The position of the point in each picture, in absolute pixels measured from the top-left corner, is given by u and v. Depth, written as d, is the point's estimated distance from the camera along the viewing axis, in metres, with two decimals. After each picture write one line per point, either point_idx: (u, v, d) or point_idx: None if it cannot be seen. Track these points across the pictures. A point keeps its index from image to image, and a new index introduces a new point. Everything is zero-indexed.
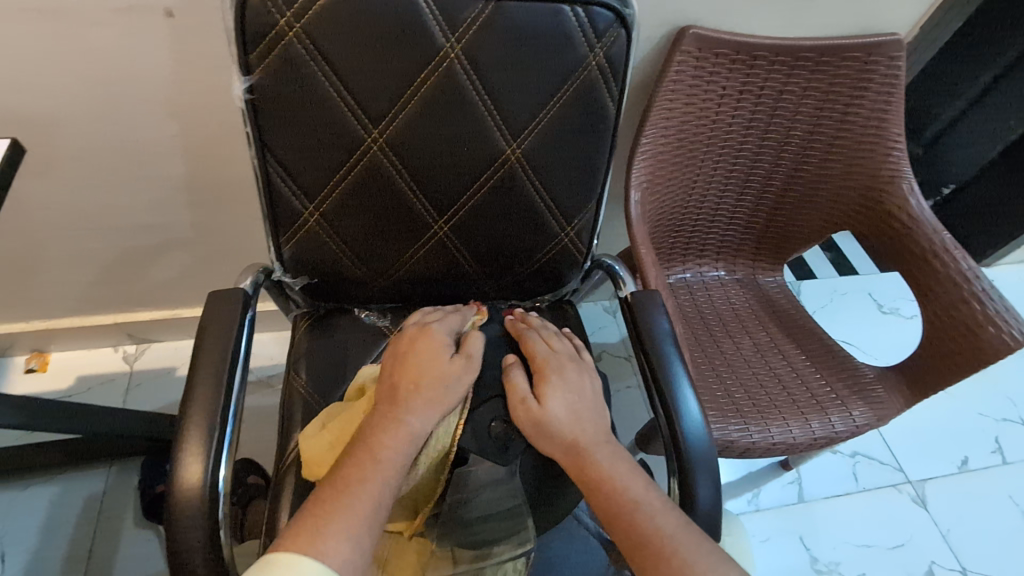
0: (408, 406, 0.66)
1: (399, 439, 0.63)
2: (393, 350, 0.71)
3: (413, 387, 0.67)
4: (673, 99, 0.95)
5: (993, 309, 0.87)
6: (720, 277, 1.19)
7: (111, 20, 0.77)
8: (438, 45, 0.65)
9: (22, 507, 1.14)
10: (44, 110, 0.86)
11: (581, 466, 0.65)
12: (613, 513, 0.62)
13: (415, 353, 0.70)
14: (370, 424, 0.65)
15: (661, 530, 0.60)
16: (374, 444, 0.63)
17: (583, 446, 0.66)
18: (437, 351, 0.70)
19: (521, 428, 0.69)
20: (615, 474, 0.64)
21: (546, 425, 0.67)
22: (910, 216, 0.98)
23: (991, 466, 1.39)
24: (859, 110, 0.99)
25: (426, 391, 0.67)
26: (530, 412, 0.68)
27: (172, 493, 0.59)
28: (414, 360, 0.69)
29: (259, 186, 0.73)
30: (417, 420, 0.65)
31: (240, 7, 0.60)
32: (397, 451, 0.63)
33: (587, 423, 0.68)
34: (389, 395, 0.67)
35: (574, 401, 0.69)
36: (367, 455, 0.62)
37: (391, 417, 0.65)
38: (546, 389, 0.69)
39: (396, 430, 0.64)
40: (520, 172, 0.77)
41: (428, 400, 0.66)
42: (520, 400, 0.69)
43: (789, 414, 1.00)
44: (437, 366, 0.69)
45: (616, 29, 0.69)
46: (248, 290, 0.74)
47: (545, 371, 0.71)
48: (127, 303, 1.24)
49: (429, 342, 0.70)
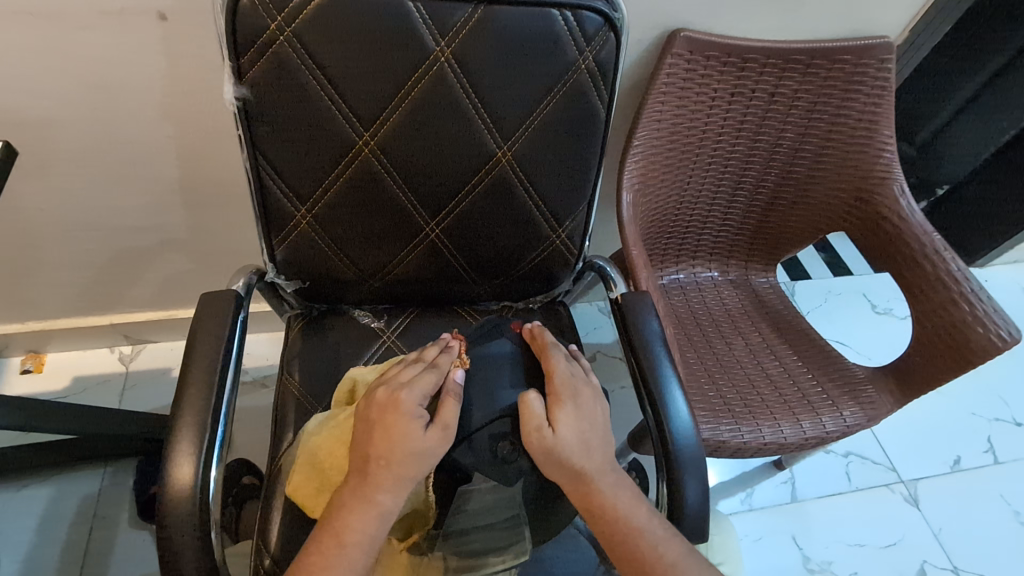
0: (379, 485, 0.61)
1: (368, 519, 0.61)
2: (365, 415, 0.64)
3: (383, 463, 0.62)
4: (664, 102, 0.95)
5: (981, 310, 0.87)
6: (712, 278, 1.20)
7: (104, 22, 0.78)
8: (429, 48, 0.66)
9: (18, 509, 1.14)
10: (38, 114, 0.87)
11: (585, 493, 0.65)
12: (616, 543, 0.64)
13: (383, 424, 0.63)
14: (340, 500, 0.62)
15: (664, 559, 0.63)
16: (341, 529, 0.61)
17: (588, 473, 0.65)
18: (407, 426, 0.62)
19: (531, 452, 0.66)
20: (618, 502, 0.65)
21: (558, 454, 0.65)
22: (900, 217, 0.99)
23: (983, 465, 1.39)
24: (850, 112, 0.99)
25: (398, 469, 0.62)
26: (543, 440, 0.65)
27: (164, 494, 0.60)
28: (386, 433, 0.62)
29: (251, 188, 0.73)
30: (387, 500, 0.61)
31: (232, 11, 0.61)
32: (365, 535, 0.61)
33: (596, 449, 0.67)
34: (359, 467, 0.62)
35: (587, 429, 0.67)
36: (332, 540, 0.60)
37: (361, 497, 0.61)
38: (560, 415, 0.66)
39: (365, 510, 0.61)
40: (511, 175, 0.77)
41: (400, 477, 0.62)
42: (535, 426, 0.65)
43: (780, 414, 1.00)
44: (408, 443, 0.62)
45: (606, 33, 0.69)
46: (239, 291, 0.74)
47: (561, 394, 0.68)
48: (123, 305, 1.25)
49: (401, 414, 0.63)
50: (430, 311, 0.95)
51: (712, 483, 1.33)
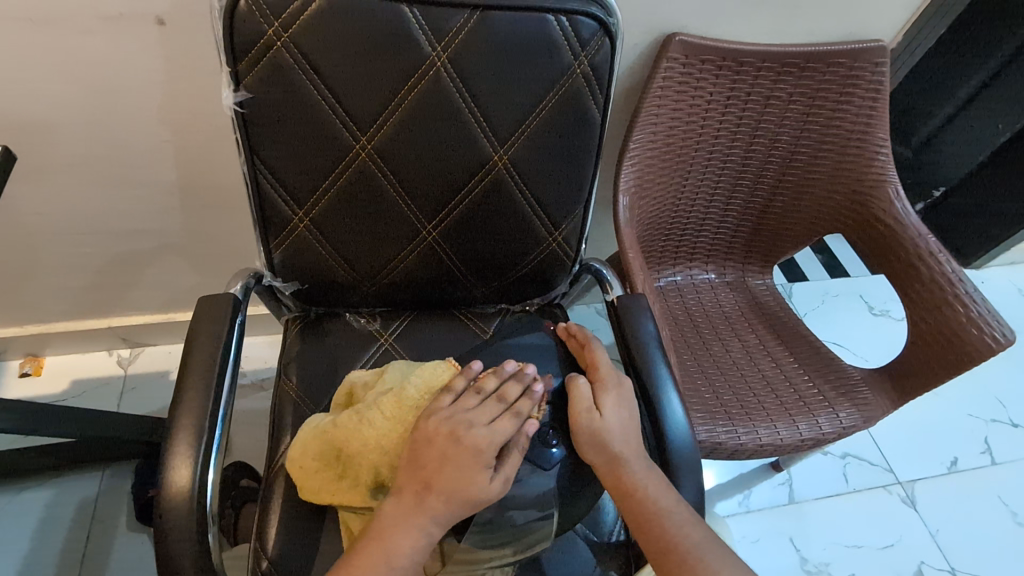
0: (431, 515, 0.62)
1: (416, 544, 0.62)
2: (439, 451, 0.64)
3: (444, 495, 0.63)
4: (660, 105, 0.96)
5: (976, 312, 0.88)
6: (709, 279, 1.20)
7: (103, 27, 0.78)
8: (425, 54, 0.66)
9: (15, 512, 1.15)
10: (37, 119, 0.87)
11: (619, 476, 0.67)
12: (643, 524, 0.65)
13: (455, 463, 0.63)
14: (391, 518, 0.63)
15: (688, 539, 0.63)
16: (389, 545, 0.61)
17: (623, 457, 0.67)
18: (476, 472, 0.63)
19: (576, 434, 0.69)
20: (649, 486, 0.66)
21: (603, 437, 0.68)
22: (895, 220, 0.99)
23: (980, 467, 1.40)
24: (845, 115, 1.00)
25: (455, 507, 0.63)
26: (593, 421, 0.68)
27: (162, 496, 0.60)
28: (456, 474, 0.63)
29: (248, 191, 0.73)
30: (436, 528, 0.63)
31: (228, 16, 0.61)
32: (411, 559, 0.61)
33: (633, 437, 0.69)
34: (416, 496, 0.63)
35: (628, 415, 0.70)
36: (381, 557, 0.61)
37: (412, 522, 0.62)
38: (606, 399, 0.70)
39: (412, 536, 0.62)
40: (508, 178, 0.78)
41: (453, 509, 0.63)
42: (584, 409, 0.69)
43: (776, 416, 1.01)
44: (474, 489, 0.63)
45: (600, 38, 0.70)
46: (238, 295, 0.75)
47: (606, 380, 0.71)
48: (121, 308, 1.25)
49: (477, 459, 0.63)
50: (428, 314, 0.95)
51: (711, 484, 1.33)
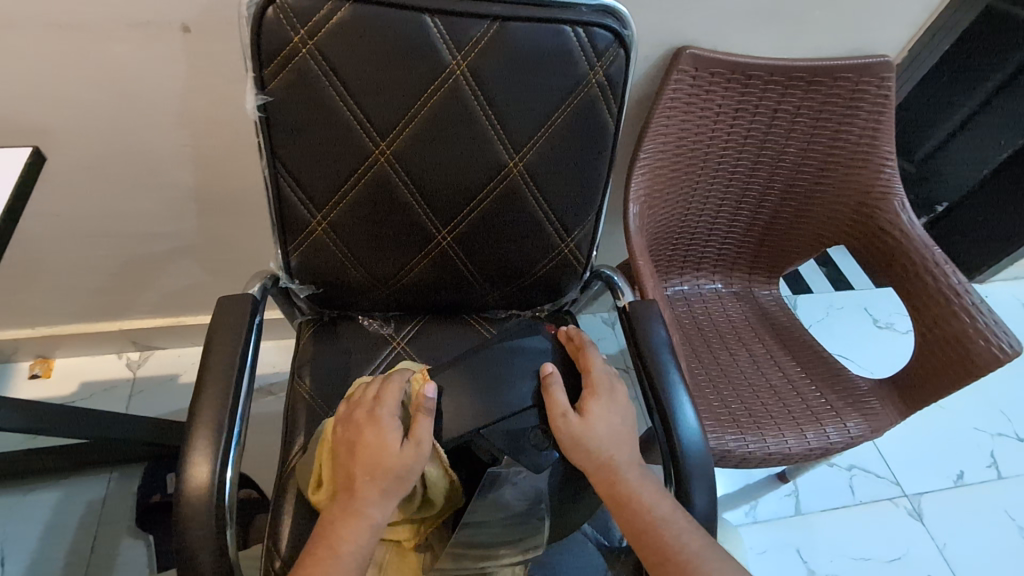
0: (365, 499, 0.63)
1: (359, 530, 0.62)
2: (344, 431, 0.67)
3: (367, 477, 0.63)
4: (670, 117, 0.98)
5: (983, 323, 0.88)
6: (716, 290, 1.21)
7: (130, 35, 0.80)
8: (445, 62, 0.68)
9: (22, 515, 1.15)
10: (59, 122, 0.89)
11: (612, 482, 0.67)
12: (641, 529, 0.65)
13: (361, 443, 0.65)
14: (331, 514, 0.64)
15: (688, 548, 0.64)
16: (335, 538, 0.62)
17: (616, 465, 0.67)
18: (385, 441, 0.64)
19: (557, 439, 0.68)
20: (644, 493, 0.66)
21: (584, 441, 0.67)
22: (901, 231, 1.01)
23: (986, 481, 1.40)
24: (852, 128, 1.02)
25: (383, 483, 0.63)
26: (570, 425, 0.67)
27: (181, 496, 0.61)
28: (365, 448, 0.64)
29: (269, 195, 0.75)
30: (374, 511, 0.63)
31: (257, 23, 0.63)
32: (357, 547, 0.62)
33: (624, 445, 0.69)
34: (347, 483, 0.64)
35: (616, 421, 0.70)
36: (327, 550, 0.61)
37: (350, 509, 0.63)
38: (592, 405, 0.69)
39: (354, 523, 0.62)
40: (523, 185, 0.79)
41: (384, 489, 0.63)
42: (560, 413, 0.68)
43: (784, 425, 1.01)
44: (387, 456, 0.64)
45: (616, 49, 0.71)
46: (255, 296, 0.76)
47: (597, 387, 0.71)
48: (132, 311, 1.26)
49: (378, 429, 0.65)
50: (440, 321, 0.96)
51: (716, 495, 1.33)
